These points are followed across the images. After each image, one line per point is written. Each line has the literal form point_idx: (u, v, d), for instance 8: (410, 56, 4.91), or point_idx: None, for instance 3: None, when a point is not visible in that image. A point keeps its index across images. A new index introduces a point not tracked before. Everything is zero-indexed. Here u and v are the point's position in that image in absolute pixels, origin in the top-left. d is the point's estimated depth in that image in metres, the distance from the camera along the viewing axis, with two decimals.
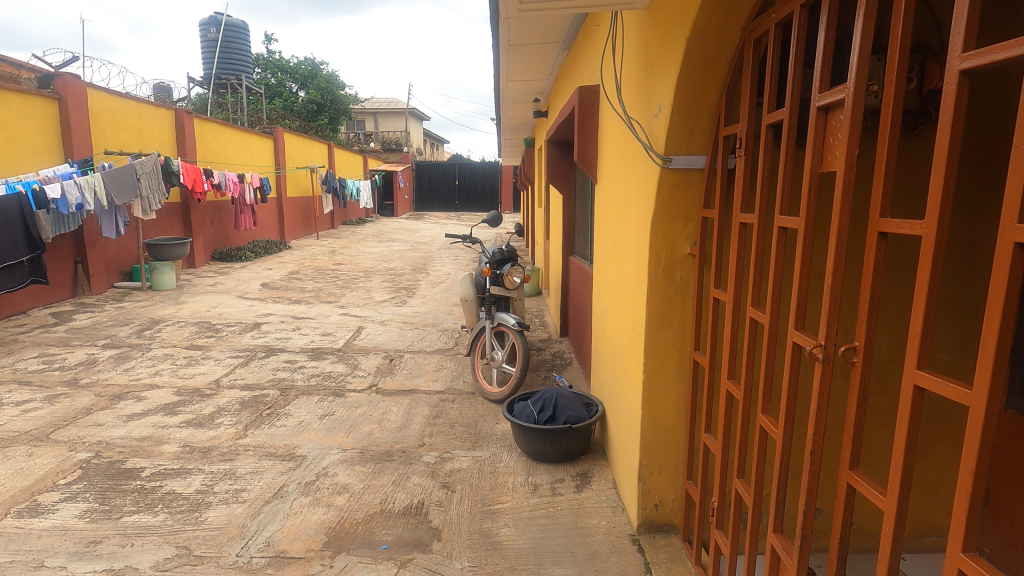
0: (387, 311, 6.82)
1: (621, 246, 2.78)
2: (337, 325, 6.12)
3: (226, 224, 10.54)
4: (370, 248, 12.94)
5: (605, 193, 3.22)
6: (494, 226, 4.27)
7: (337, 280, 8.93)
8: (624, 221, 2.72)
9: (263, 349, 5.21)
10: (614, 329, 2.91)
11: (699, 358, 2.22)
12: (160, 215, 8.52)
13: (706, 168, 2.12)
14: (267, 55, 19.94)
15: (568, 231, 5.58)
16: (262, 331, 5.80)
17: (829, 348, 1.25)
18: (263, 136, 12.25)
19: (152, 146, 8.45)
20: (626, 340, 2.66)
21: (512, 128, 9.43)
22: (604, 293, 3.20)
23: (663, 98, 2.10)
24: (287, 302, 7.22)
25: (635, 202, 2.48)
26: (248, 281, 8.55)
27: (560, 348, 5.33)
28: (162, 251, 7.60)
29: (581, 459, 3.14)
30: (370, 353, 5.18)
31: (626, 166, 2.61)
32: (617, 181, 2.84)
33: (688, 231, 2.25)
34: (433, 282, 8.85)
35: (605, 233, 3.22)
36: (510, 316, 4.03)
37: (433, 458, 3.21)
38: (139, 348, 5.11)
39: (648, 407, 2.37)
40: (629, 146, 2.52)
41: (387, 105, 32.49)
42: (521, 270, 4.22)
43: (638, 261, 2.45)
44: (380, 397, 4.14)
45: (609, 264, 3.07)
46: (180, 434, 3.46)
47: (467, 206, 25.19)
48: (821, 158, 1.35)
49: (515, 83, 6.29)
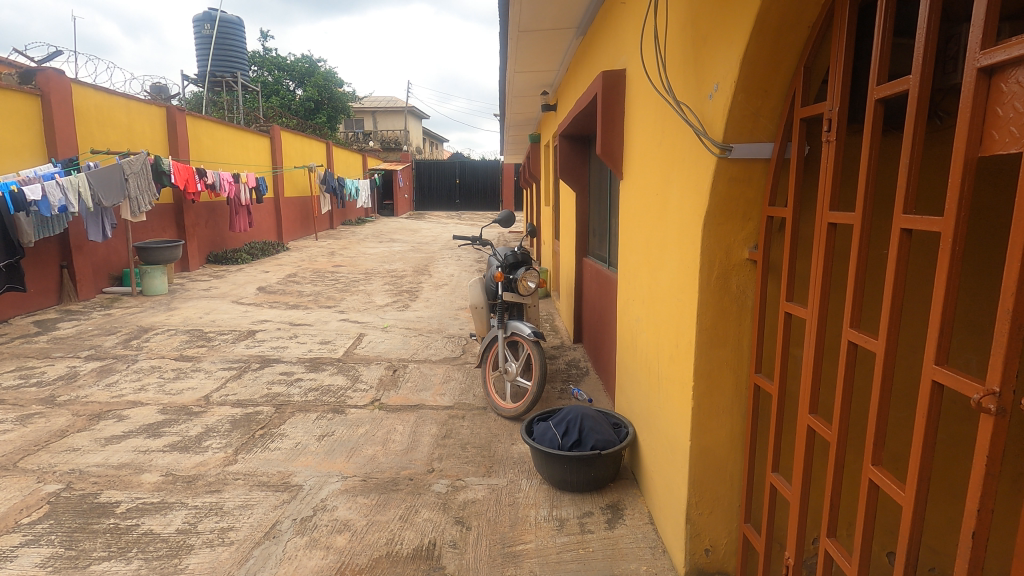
0: (389, 317, 6.49)
1: (656, 249, 2.46)
2: (337, 332, 5.78)
3: (221, 225, 10.20)
4: (370, 249, 12.61)
5: (632, 191, 2.91)
6: (506, 226, 3.92)
7: (336, 282, 8.59)
8: (661, 221, 2.39)
9: (257, 359, 4.87)
10: (648, 343, 2.58)
11: (761, 382, 1.90)
12: (151, 216, 8.18)
13: (773, 158, 1.79)
14: (263, 53, 19.62)
15: (581, 231, 5.26)
16: (258, 339, 5.47)
17: (1007, 397, 0.93)
18: (259, 134, 11.92)
19: (142, 145, 8.10)
20: (666, 357, 2.33)
21: (517, 124, 9.12)
22: (633, 301, 2.88)
23: (721, 74, 1.76)
24: (284, 307, 6.89)
25: (678, 200, 2.15)
26: (244, 284, 8.21)
27: (574, 356, 5.00)
28: (152, 254, 7.25)
29: (610, 488, 2.80)
30: (372, 363, 4.85)
31: (666, 159, 2.28)
32: (651, 175, 2.52)
33: (747, 233, 1.93)
34: (437, 285, 8.51)
35: (633, 236, 2.90)
36: (525, 324, 3.70)
37: (444, 487, 2.88)
38: (124, 360, 4.77)
39: (698, 438, 2.03)
40: (671, 134, 2.19)
41: (385, 103, 32.18)
42: (536, 274, 3.85)
43: (682, 268, 2.12)
44: (384, 414, 3.80)
45: (640, 269, 2.76)
46: (163, 460, 3.13)
47: (467, 205, 24.86)
48: (980, 141, 1.02)
49: (523, 74, 5.97)
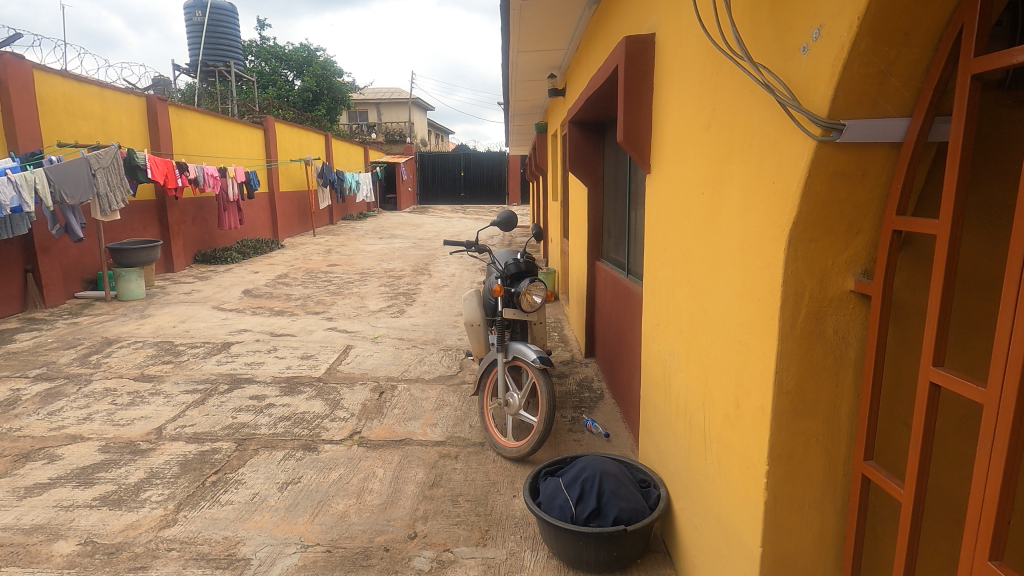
0: (381, 325, 5.90)
1: (703, 265, 1.85)
2: (322, 344, 5.19)
3: (209, 222, 9.64)
4: (369, 246, 12.02)
5: (664, 188, 2.31)
6: (506, 230, 3.29)
7: (329, 284, 8.02)
8: (712, 231, 1.77)
9: (226, 379, 4.30)
10: (690, 388, 1.97)
11: (872, 475, 1.29)
12: (129, 215, 7.62)
13: (908, 141, 1.16)
14: (260, 42, 18.99)
15: (594, 229, 4.64)
16: (232, 353, 4.90)
17: None
18: (250, 126, 11.33)
19: (118, 137, 7.52)
20: (718, 416, 1.72)
21: (521, 111, 8.48)
22: (666, 329, 2.27)
23: (827, 9, 1.13)
24: (268, 314, 6.31)
25: (742, 203, 1.53)
26: (229, 287, 7.64)
27: (586, 375, 4.39)
28: (126, 256, 6.75)
29: (637, 567, 2.20)
30: (357, 384, 4.25)
31: (722, 145, 1.67)
32: (694, 168, 1.92)
33: (852, 253, 1.31)
34: (436, 286, 7.91)
35: (666, 247, 2.29)
36: (530, 348, 3.10)
37: (427, 563, 2.29)
38: (76, 381, 4.21)
39: (773, 544, 1.42)
40: (732, 110, 1.58)
41: (388, 95, 31.47)
42: (543, 286, 3.20)
43: (746, 300, 1.51)
44: (362, 452, 3.22)
45: (676, 289, 2.14)
46: (86, 521, 2.56)
47: (473, 198, 24.20)
48: None
49: (527, 54, 5.33)
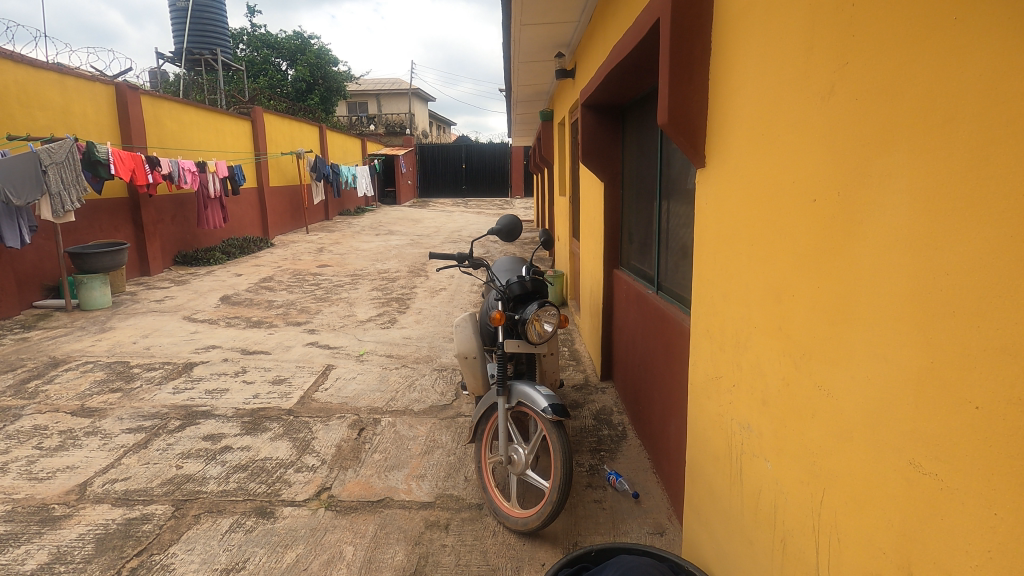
0: (368, 338, 5.25)
1: (813, 315, 1.19)
2: (298, 365, 4.53)
3: (191, 221, 8.98)
4: (363, 244, 11.35)
5: (729, 192, 1.63)
6: (508, 239, 2.60)
7: (316, 289, 7.36)
8: (832, 264, 1.12)
9: (180, 413, 3.64)
10: (788, 494, 1.32)
11: None
12: (95, 215, 6.95)
13: None
14: (251, 30, 18.22)
15: (611, 232, 3.96)
16: (194, 377, 4.25)
17: None
18: (236, 117, 10.66)
19: (81, 129, 6.84)
20: (852, 563, 1.07)
21: (525, 98, 7.78)
22: (735, 390, 1.62)
23: None
24: (244, 326, 5.66)
25: (920, 227, 0.89)
26: (206, 293, 6.98)
27: (604, 405, 3.71)
28: (88, 261, 6.11)
29: None
30: (333, 418, 3.60)
31: (865, 130, 1.02)
32: (795, 163, 1.26)
33: None
34: (432, 290, 7.24)
35: (732, 274, 1.62)
36: (539, 393, 2.42)
37: None
38: (2, 417, 3.56)
39: None
40: (902, 61, 0.92)
41: (386, 86, 30.64)
42: (555, 312, 2.50)
43: (937, 401, 0.86)
44: (329, 521, 2.56)
45: (754, 337, 1.49)
46: None
47: (474, 191, 23.47)
48: None
49: (531, 29, 4.64)
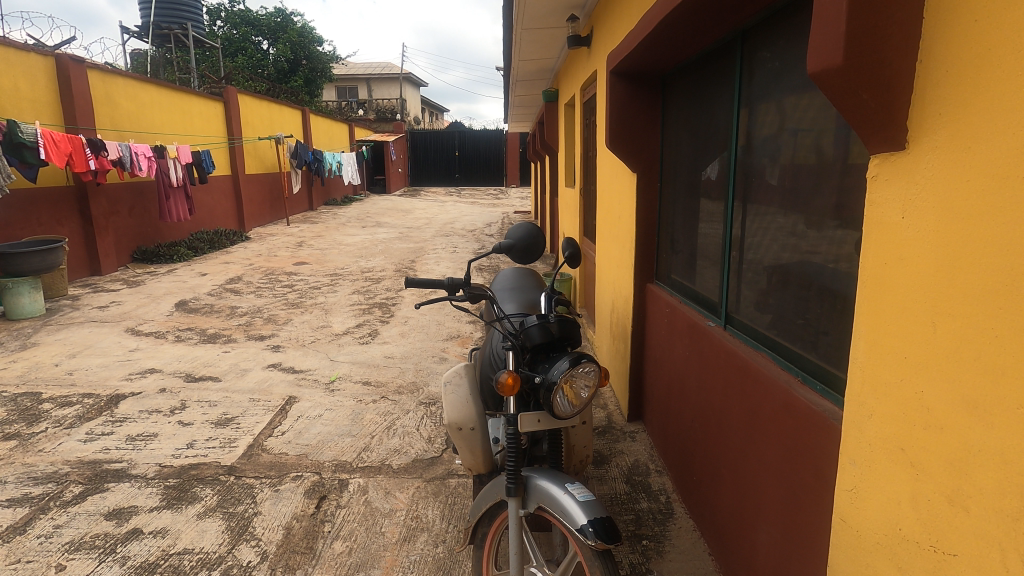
0: (342, 358, 4.40)
1: None
2: (251, 398, 3.66)
3: (152, 213, 8.03)
4: (347, 238, 10.42)
5: (997, 203, 0.82)
6: (524, 258, 1.75)
7: (288, 291, 6.47)
8: None
9: (84, 474, 2.78)
10: None
11: None
12: (29, 207, 6.02)
13: None
14: (228, 7, 17.10)
15: (643, 236, 3.12)
16: (117, 415, 3.38)
17: None
18: (206, 97, 9.68)
19: (11, 106, 5.89)
20: None
21: (525, 76, 6.88)
22: None
23: None
24: (196, 340, 4.78)
25: None
26: (161, 297, 6.08)
27: (636, 459, 2.89)
28: (14, 262, 5.19)
29: None
30: (287, 480, 2.76)
31: None
32: None
33: None
34: (421, 293, 6.38)
35: (1004, 370, 0.80)
36: (573, 500, 1.57)
37: None
38: None
39: None
40: None
41: (375, 70, 29.44)
42: (592, 374, 1.65)
43: None
44: None
45: None
46: None
47: (469, 180, 22.49)
48: None
49: None
